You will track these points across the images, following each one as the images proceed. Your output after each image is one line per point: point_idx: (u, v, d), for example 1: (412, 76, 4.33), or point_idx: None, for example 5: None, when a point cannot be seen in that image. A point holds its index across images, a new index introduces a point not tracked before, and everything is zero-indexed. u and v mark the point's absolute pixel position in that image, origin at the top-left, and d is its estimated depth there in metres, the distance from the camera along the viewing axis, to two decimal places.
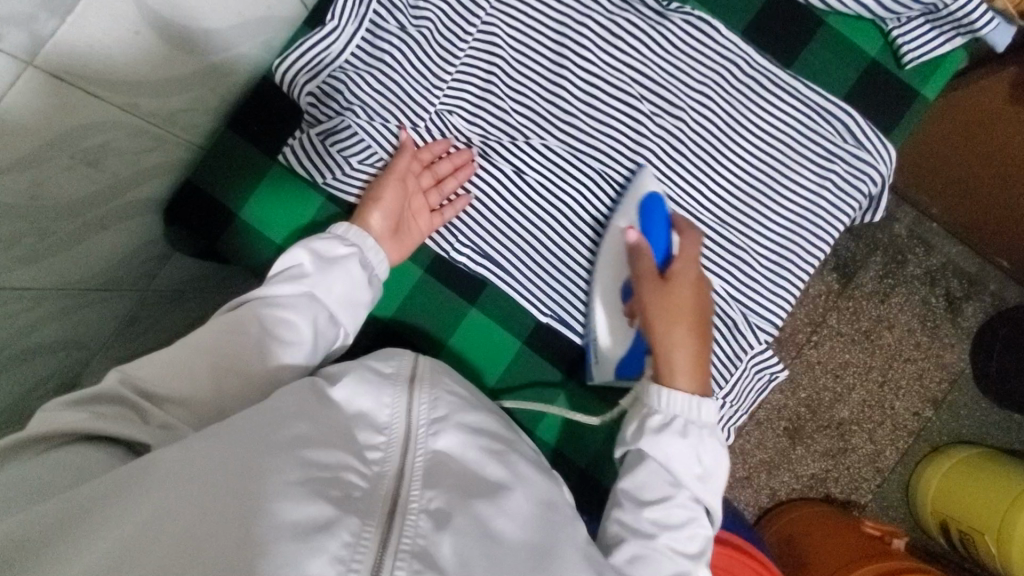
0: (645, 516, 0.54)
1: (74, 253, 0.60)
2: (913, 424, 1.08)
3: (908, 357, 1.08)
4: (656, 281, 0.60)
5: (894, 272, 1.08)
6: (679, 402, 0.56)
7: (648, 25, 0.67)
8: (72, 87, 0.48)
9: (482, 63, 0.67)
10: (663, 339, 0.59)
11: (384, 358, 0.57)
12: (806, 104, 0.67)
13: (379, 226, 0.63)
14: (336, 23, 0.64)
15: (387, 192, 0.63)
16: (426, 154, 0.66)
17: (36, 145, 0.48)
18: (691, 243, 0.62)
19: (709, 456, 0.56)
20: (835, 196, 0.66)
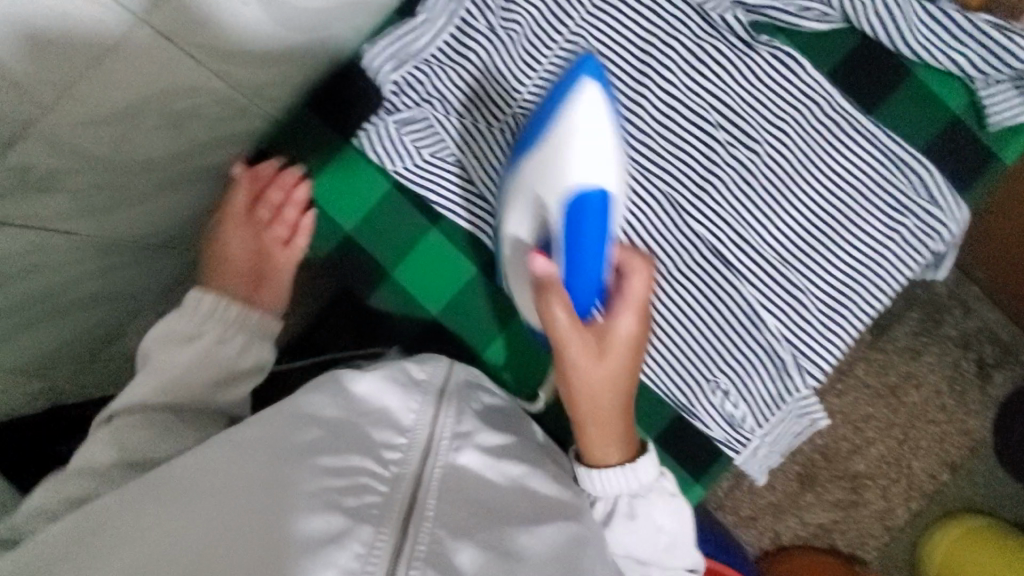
0: None
1: (138, 210, 0.62)
2: (928, 487, 1.05)
3: (932, 419, 1.06)
4: (584, 342, 0.55)
5: (929, 331, 1.06)
6: (614, 485, 0.57)
7: (734, 54, 0.66)
8: (178, 50, 0.49)
9: (564, 72, 0.67)
10: (587, 400, 0.56)
11: (421, 363, 0.58)
12: (883, 154, 0.66)
13: (238, 281, 0.64)
14: (429, 16, 0.66)
15: (229, 240, 0.65)
16: (241, 193, 0.67)
17: (130, 103, 0.50)
18: (635, 284, 0.56)
19: (669, 525, 0.58)
20: (900, 250, 0.66)
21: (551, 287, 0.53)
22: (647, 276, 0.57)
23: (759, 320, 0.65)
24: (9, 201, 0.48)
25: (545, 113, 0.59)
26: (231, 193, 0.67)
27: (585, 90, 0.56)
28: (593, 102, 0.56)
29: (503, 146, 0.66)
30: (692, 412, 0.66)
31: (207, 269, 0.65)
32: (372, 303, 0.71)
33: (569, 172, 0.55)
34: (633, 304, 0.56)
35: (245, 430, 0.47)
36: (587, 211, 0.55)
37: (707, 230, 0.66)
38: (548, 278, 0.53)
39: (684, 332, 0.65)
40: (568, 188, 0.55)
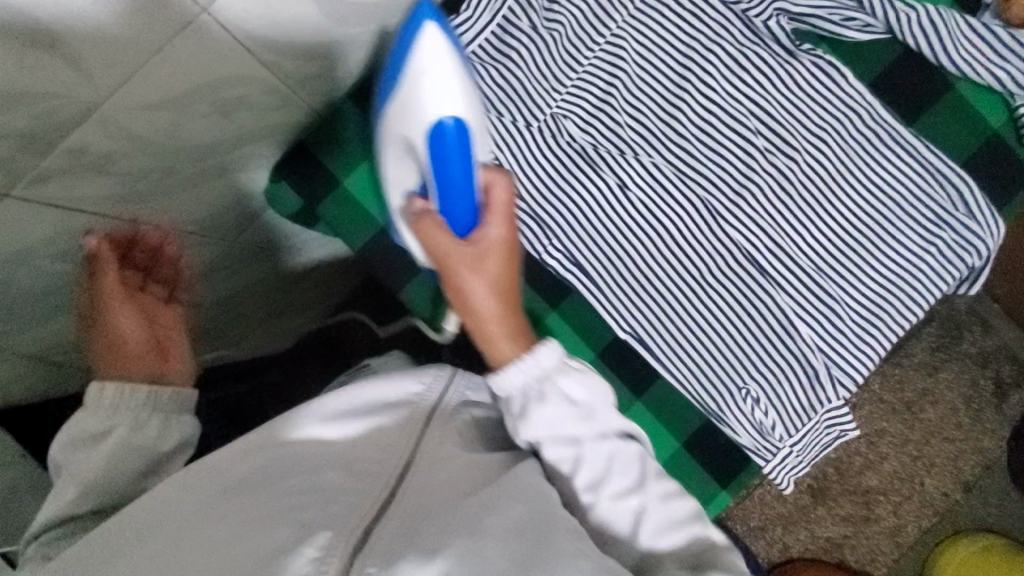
0: (579, 486, 0.54)
1: (174, 196, 0.63)
2: (941, 505, 1.04)
3: (947, 436, 1.05)
4: (454, 251, 0.56)
5: (948, 347, 1.05)
6: (517, 375, 0.55)
7: (776, 62, 0.66)
8: (234, 41, 0.50)
9: (604, 74, 0.67)
10: (479, 312, 0.56)
11: (421, 375, 0.59)
12: (923, 166, 0.65)
13: (135, 371, 0.55)
14: (471, 12, 0.65)
15: (116, 328, 0.56)
16: (105, 268, 0.56)
17: (180, 89, 0.51)
18: (495, 189, 0.57)
19: (578, 391, 0.55)
20: (936, 263, 0.66)
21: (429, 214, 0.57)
22: (509, 184, 0.57)
23: (793, 328, 0.65)
24: (52, 179, 0.50)
25: (405, 37, 0.55)
26: (95, 277, 0.56)
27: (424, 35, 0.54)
28: (433, 46, 0.54)
29: (542, 146, 0.67)
30: (721, 419, 0.66)
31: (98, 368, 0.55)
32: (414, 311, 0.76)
33: (426, 105, 0.55)
34: (501, 211, 0.57)
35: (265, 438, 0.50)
36: (442, 139, 0.55)
37: (743, 237, 0.66)
38: (424, 211, 0.58)
39: (715, 338, 0.65)
40: (425, 124, 0.55)
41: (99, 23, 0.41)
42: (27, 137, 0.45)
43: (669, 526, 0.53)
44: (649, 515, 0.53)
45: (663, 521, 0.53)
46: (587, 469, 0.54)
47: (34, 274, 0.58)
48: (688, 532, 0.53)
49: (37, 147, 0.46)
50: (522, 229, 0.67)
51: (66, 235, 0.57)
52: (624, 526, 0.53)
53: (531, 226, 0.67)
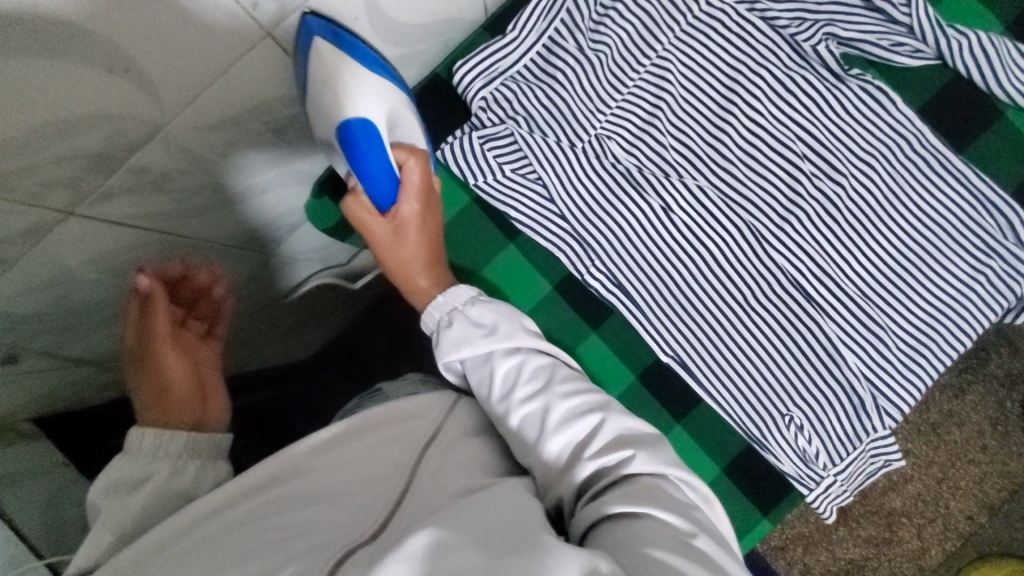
0: (497, 403, 0.57)
1: (218, 213, 0.63)
2: (964, 528, 1.02)
3: (972, 458, 1.02)
4: (375, 225, 0.61)
5: (974, 368, 1.02)
6: (437, 311, 0.61)
7: (823, 86, 0.65)
8: (280, 50, 0.50)
9: (649, 95, 0.67)
10: (404, 273, 0.64)
11: (427, 399, 0.58)
12: (971, 193, 0.64)
13: (189, 414, 0.55)
14: (517, 33, 0.65)
15: (169, 367, 0.57)
16: (158, 305, 0.59)
17: (237, 110, 0.52)
18: (409, 168, 0.60)
19: (484, 313, 0.60)
20: (986, 293, 0.64)
21: (353, 195, 0.60)
22: (424, 162, 0.60)
23: (838, 356, 0.64)
24: (112, 199, 0.51)
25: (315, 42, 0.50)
26: (155, 309, 0.59)
27: (315, 51, 0.50)
28: (331, 59, 0.51)
29: (585, 167, 0.67)
30: (764, 445, 0.65)
31: (144, 414, 0.55)
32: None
33: (336, 110, 0.54)
34: (417, 190, 0.61)
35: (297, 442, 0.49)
36: (360, 133, 0.55)
37: (788, 262, 0.65)
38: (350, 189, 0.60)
39: (758, 363, 0.65)
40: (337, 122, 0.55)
41: (172, 49, 0.42)
42: (95, 157, 0.46)
43: (572, 422, 0.54)
44: (551, 416, 0.54)
45: (568, 420, 0.54)
46: (500, 382, 0.58)
47: (84, 288, 0.59)
48: (593, 427, 0.54)
49: (104, 167, 0.47)
50: (565, 249, 0.67)
51: (117, 250, 0.57)
52: (535, 437, 0.54)
53: (574, 247, 0.67)
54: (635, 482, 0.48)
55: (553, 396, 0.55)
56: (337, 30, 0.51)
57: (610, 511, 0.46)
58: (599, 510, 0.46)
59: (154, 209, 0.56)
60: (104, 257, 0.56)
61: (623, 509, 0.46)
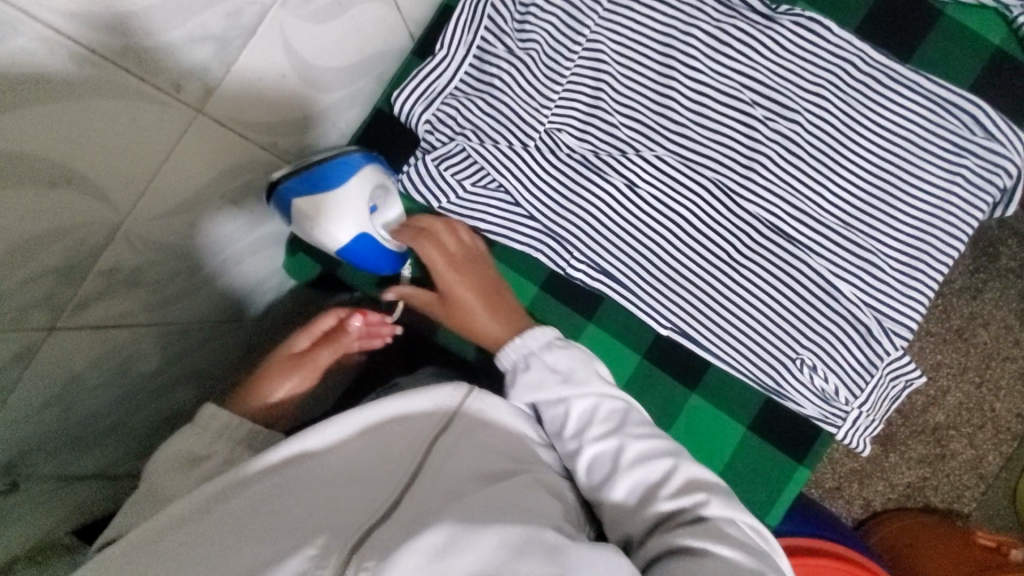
0: (566, 437, 0.58)
1: (201, 290, 0.64)
2: (1017, 427, 1.00)
3: (1008, 356, 1.00)
4: (434, 308, 0.66)
5: (986, 266, 1.00)
6: (512, 354, 0.61)
7: (757, 30, 0.65)
8: (216, 124, 0.50)
9: (588, 80, 0.67)
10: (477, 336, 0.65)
11: (435, 395, 0.55)
12: (930, 100, 0.64)
13: (271, 420, 0.60)
14: (446, 51, 0.66)
15: (289, 382, 0.61)
16: (344, 347, 0.63)
17: (193, 188, 0.53)
18: (425, 243, 0.64)
19: (559, 360, 0.60)
20: (967, 191, 0.63)
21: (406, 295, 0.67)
22: (428, 235, 0.64)
23: (834, 289, 0.64)
24: (91, 305, 0.51)
25: (294, 189, 0.57)
26: (334, 333, 0.63)
27: (295, 207, 0.57)
28: (311, 206, 0.57)
29: (543, 164, 0.67)
30: (782, 393, 0.65)
31: (243, 400, 0.59)
32: (466, 357, 0.71)
33: (328, 237, 0.58)
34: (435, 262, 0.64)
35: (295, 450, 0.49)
36: (355, 244, 0.59)
37: (763, 209, 0.65)
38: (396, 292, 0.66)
39: (757, 316, 0.65)
40: (334, 246, 0.59)
41: (107, 148, 0.43)
42: (63, 270, 0.46)
43: (645, 464, 0.55)
44: (625, 457, 0.55)
45: (640, 462, 0.55)
46: (575, 420, 0.58)
47: (89, 396, 0.59)
48: (665, 470, 0.55)
49: (74, 277, 0.48)
50: (542, 248, 0.68)
51: (111, 351, 0.58)
52: (600, 476, 0.56)
53: (550, 244, 0.68)
54: (707, 523, 0.51)
55: (628, 437, 0.56)
56: (304, 179, 0.57)
57: (678, 544, 0.49)
58: (669, 542, 0.50)
59: (139, 303, 0.57)
60: (102, 361, 0.57)
61: (693, 543, 0.49)
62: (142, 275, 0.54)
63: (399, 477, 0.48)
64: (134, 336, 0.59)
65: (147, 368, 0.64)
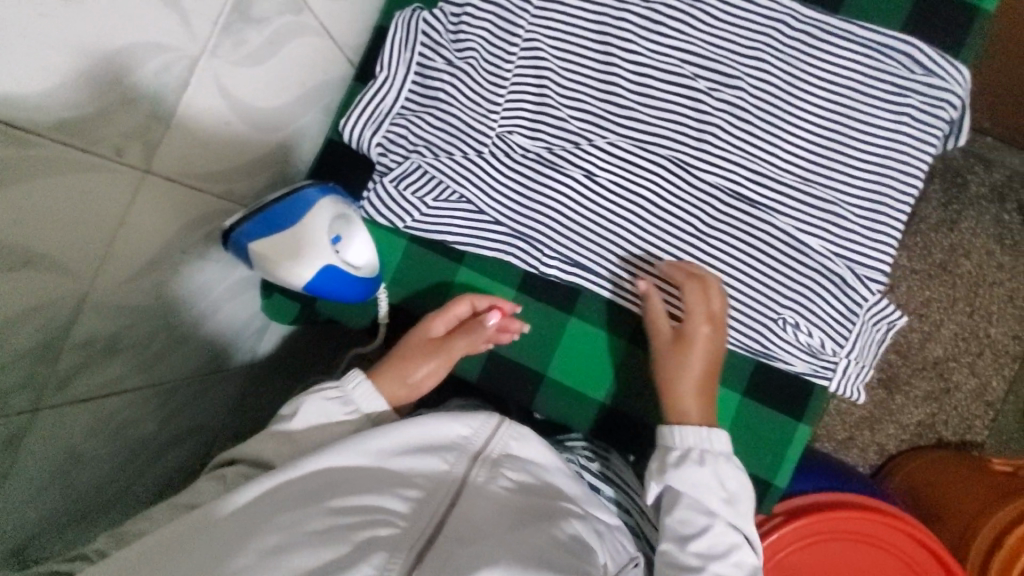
0: (691, 549, 0.58)
1: (184, 344, 0.64)
2: (1015, 349, 1.01)
3: (993, 281, 1.01)
4: (663, 334, 0.64)
5: (957, 197, 1.02)
6: (691, 436, 0.61)
7: (686, 5, 0.66)
8: (165, 181, 0.50)
9: (531, 79, 0.67)
10: (670, 384, 0.63)
11: (466, 418, 0.59)
12: (866, 47, 0.65)
13: (396, 397, 0.65)
14: (387, 72, 0.67)
15: (421, 367, 0.65)
16: (477, 338, 0.65)
17: (156, 247, 0.53)
18: (696, 297, 0.62)
19: (731, 480, 0.60)
20: (916, 129, 0.64)
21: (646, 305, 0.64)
22: (707, 292, 0.62)
23: (802, 245, 0.65)
24: (73, 379, 0.51)
25: (252, 231, 0.56)
26: (468, 326, 0.66)
27: (253, 249, 0.56)
28: (271, 248, 0.57)
29: (499, 168, 0.67)
30: (770, 354, 0.66)
31: (381, 373, 0.65)
32: (468, 378, 0.71)
33: (294, 276, 0.58)
34: (705, 315, 0.62)
35: (293, 489, 0.49)
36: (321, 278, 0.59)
37: (721, 178, 0.66)
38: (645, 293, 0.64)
39: (733, 283, 0.65)
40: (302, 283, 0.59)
41: (60, 223, 0.42)
42: (42, 350, 0.46)
43: None
44: None
45: None
46: (709, 540, 0.58)
47: (88, 470, 0.59)
48: None
49: (51, 356, 0.47)
50: (513, 250, 0.68)
51: (103, 423, 0.57)
52: None
53: (520, 245, 0.68)
54: None
55: None
56: (258, 221, 0.56)
57: None
58: None
59: (125, 366, 0.56)
60: (98, 431, 0.57)
61: None
62: (122, 341, 0.54)
63: (388, 508, 0.49)
64: (125, 401, 0.59)
65: (144, 431, 0.64)
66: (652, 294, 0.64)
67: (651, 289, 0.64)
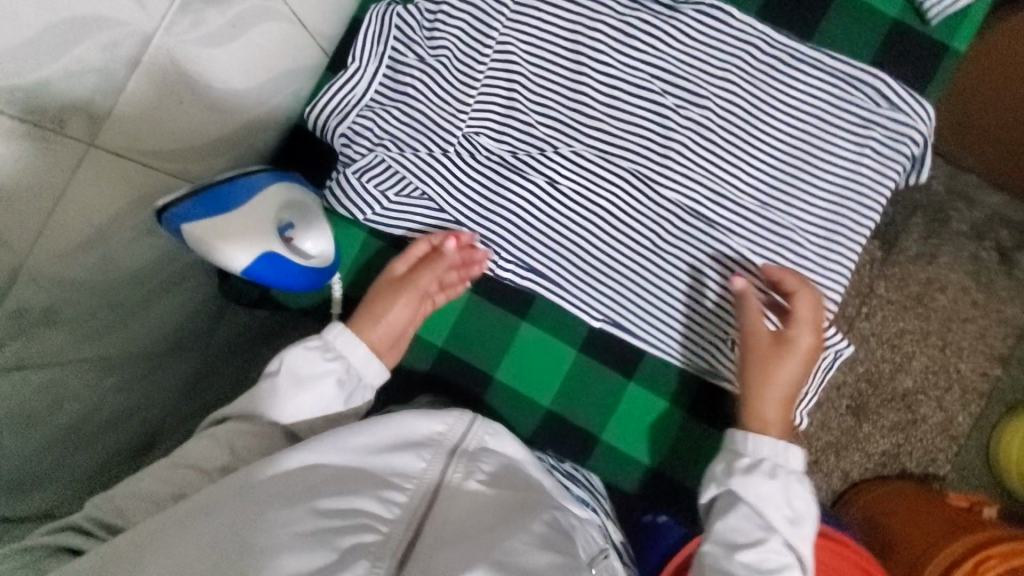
0: (740, 560, 0.55)
1: (133, 320, 0.63)
2: (982, 386, 1.01)
3: (966, 317, 1.02)
4: (761, 335, 0.61)
5: (938, 231, 1.02)
6: (765, 447, 0.59)
7: (660, 20, 0.66)
8: (111, 155, 0.49)
9: (501, 82, 0.67)
10: (754, 388, 0.61)
11: (440, 414, 0.58)
12: (835, 76, 0.65)
13: (377, 342, 0.65)
14: (358, 63, 0.67)
15: (394, 308, 0.65)
16: (439, 269, 0.66)
17: (100, 220, 0.52)
18: (806, 307, 0.61)
19: (799, 500, 0.57)
20: (876, 162, 0.65)
21: (744, 303, 0.62)
22: (813, 303, 0.62)
23: (756, 267, 0.65)
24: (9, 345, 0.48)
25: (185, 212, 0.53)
26: (430, 262, 0.66)
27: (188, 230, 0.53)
28: (209, 229, 0.54)
29: (464, 168, 0.67)
30: (716, 375, 0.66)
31: (357, 318, 0.66)
32: (419, 368, 0.70)
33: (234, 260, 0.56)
34: (810, 324, 0.62)
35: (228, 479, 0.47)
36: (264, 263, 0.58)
37: (681, 195, 0.66)
38: (743, 291, 0.62)
39: (685, 300, 0.66)
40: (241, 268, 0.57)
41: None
42: None
43: None
44: None
45: None
46: (758, 555, 0.55)
47: (29, 438, 0.56)
48: None
49: None
50: None
51: (44, 396, 0.55)
52: None
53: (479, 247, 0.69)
54: None
55: None
56: (192, 202, 0.53)
57: None
58: None
59: (71, 338, 0.55)
60: (40, 402, 0.55)
61: None
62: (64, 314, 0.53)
63: None
64: (68, 372, 0.57)
65: (87, 405, 0.62)
66: (751, 293, 0.62)
67: (747, 288, 0.62)
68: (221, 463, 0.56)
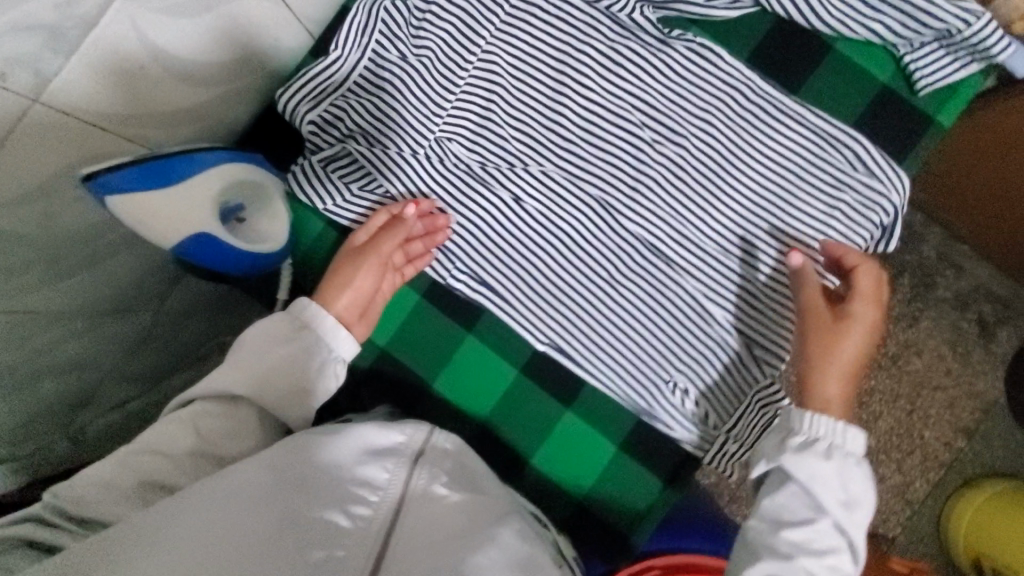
0: (785, 537, 0.55)
1: (75, 279, 0.62)
2: (943, 455, 0.95)
3: (938, 385, 0.96)
4: (821, 312, 0.60)
5: (924, 295, 0.96)
6: (823, 426, 0.57)
7: (648, 52, 0.65)
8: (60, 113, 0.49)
9: (481, 92, 0.67)
10: (814, 367, 0.59)
11: (399, 426, 0.58)
12: (816, 133, 0.64)
13: (343, 311, 0.63)
14: (340, 51, 0.66)
15: (360, 275, 0.63)
16: (401, 234, 0.65)
17: (45, 176, 0.51)
18: (869, 281, 0.60)
19: (855, 485, 0.56)
20: (844, 225, 0.64)
21: (803, 279, 0.60)
22: (875, 278, 0.60)
23: (707, 314, 0.65)
24: None
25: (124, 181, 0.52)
26: (389, 230, 0.65)
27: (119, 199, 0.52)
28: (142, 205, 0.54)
29: (431, 172, 0.67)
30: (653, 414, 0.66)
31: (321, 290, 0.63)
32: (360, 365, 0.70)
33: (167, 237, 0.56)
34: (871, 299, 0.60)
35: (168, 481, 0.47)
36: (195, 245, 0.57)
37: (642, 231, 0.66)
38: (802, 267, 0.60)
39: (631, 336, 0.66)
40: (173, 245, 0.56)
41: None
42: None
43: None
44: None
45: None
46: (798, 536, 0.55)
47: None
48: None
49: None
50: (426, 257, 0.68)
51: None
52: None
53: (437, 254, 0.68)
54: None
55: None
56: (130, 174, 0.52)
57: None
58: None
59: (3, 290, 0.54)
60: None
61: None
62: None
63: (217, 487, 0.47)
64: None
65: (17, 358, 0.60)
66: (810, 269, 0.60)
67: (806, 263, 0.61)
68: (187, 446, 0.57)
